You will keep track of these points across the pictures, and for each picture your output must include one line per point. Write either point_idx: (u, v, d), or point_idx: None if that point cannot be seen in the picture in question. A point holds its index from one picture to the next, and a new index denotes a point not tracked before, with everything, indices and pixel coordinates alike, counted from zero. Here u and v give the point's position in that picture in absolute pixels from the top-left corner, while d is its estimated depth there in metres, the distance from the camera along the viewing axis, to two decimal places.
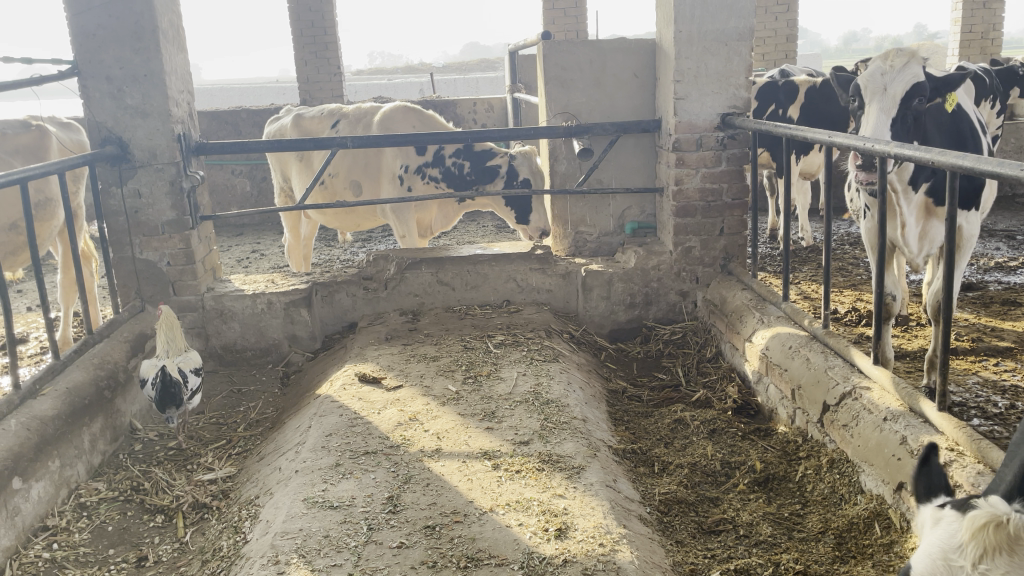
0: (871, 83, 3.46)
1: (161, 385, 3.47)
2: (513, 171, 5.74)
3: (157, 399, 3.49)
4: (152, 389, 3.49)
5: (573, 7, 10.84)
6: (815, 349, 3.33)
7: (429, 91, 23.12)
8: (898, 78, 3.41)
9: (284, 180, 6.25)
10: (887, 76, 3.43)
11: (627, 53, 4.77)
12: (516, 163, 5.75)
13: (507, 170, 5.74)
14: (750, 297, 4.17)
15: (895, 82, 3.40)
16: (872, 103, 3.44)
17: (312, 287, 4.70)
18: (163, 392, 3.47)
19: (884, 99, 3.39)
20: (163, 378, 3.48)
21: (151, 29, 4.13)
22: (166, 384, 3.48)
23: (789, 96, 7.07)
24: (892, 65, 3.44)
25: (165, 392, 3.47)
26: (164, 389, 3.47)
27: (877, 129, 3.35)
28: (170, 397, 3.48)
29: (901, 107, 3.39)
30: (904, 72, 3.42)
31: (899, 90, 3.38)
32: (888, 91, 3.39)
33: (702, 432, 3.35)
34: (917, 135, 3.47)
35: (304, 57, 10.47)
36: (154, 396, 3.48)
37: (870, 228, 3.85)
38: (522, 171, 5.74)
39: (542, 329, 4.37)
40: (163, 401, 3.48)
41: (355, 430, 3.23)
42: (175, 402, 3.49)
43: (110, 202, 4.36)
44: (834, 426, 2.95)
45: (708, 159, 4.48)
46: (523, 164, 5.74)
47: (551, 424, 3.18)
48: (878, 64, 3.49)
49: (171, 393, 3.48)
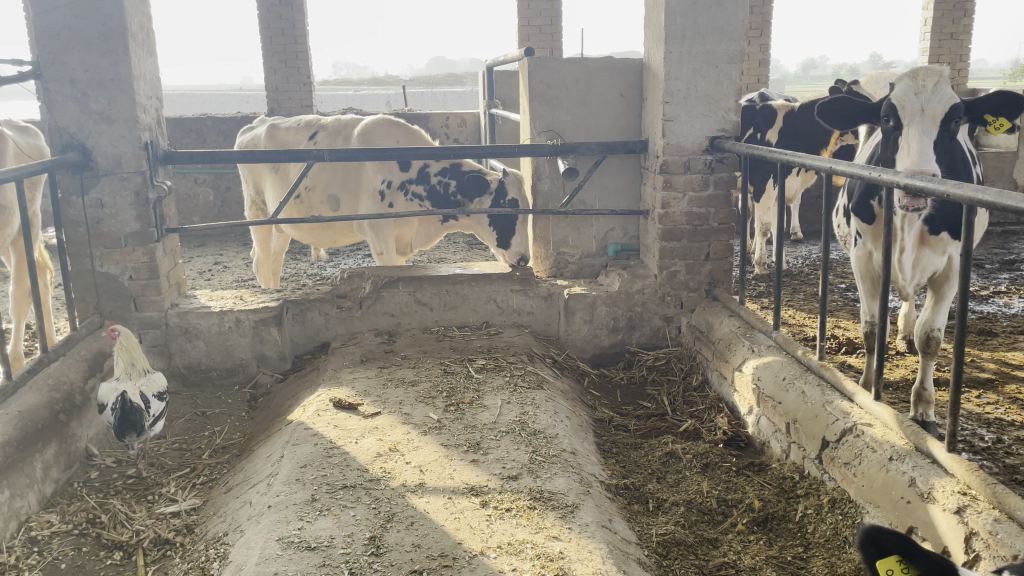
0: (906, 104, 3.35)
1: (123, 410, 3.23)
2: (502, 189, 5.54)
3: (116, 424, 3.24)
4: (113, 414, 3.24)
5: (548, 24, 10.79)
6: (810, 381, 3.24)
7: (397, 104, 22.98)
8: (933, 98, 3.32)
9: (256, 192, 6.04)
10: (922, 96, 3.33)
11: (614, 73, 4.67)
12: (507, 182, 5.57)
13: (497, 188, 5.56)
14: (738, 325, 4.07)
15: (932, 103, 3.30)
16: (910, 125, 3.31)
17: (283, 304, 4.50)
18: (125, 417, 3.23)
19: (924, 120, 3.27)
20: (125, 402, 3.24)
21: (119, 31, 3.93)
22: (128, 408, 3.24)
23: (767, 120, 7.07)
24: (924, 85, 3.34)
25: (127, 417, 3.23)
26: (126, 413, 3.23)
27: (922, 150, 3.22)
28: (131, 422, 3.23)
29: (941, 128, 3.28)
30: (938, 93, 3.32)
31: (938, 111, 3.27)
32: (927, 112, 3.28)
33: (694, 466, 3.24)
34: (949, 156, 3.36)
35: (273, 65, 10.24)
36: (114, 420, 3.24)
37: (862, 255, 3.80)
38: (512, 190, 5.56)
39: (524, 353, 4.23)
40: (124, 427, 3.23)
41: (332, 462, 3.04)
42: (136, 427, 3.24)
43: (69, 212, 4.11)
44: (834, 464, 2.85)
45: (695, 182, 4.40)
46: (513, 183, 5.55)
47: (540, 457, 3.02)
48: (909, 83, 3.39)
49: (131, 418, 3.23)
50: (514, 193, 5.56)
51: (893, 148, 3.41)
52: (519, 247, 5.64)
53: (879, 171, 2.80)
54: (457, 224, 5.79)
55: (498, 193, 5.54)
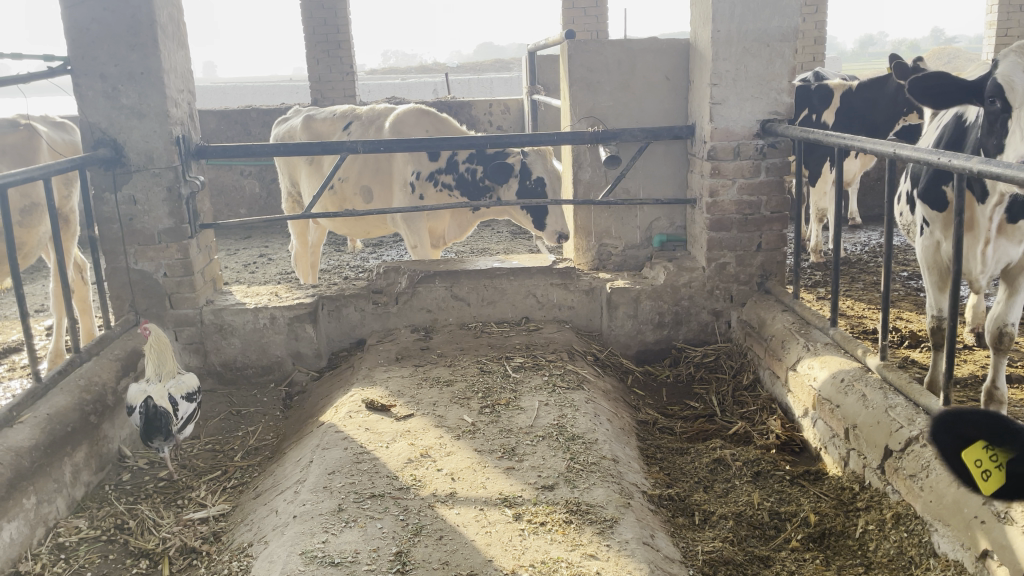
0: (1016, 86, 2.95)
1: (154, 416, 3.20)
2: (526, 170, 5.40)
3: (144, 429, 3.21)
4: (142, 418, 3.20)
5: (593, 6, 10.52)
6: (871, 385, 3.00)
7: (443, 91, 22.92)
8: None
9: (292, 184, 5.98)
10: None
11: (657, 54, 4.45)
12: (528, 161, 5.40)
13: (521, 170, 5.40)
14: (792, 321, 3.82)
15: None
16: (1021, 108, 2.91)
17: (318, 300, 4.39)
18: (156, 423, 3.20)
19: None
20: (158, 409, 3.21)
21: (148, 24, 3.85)
22: (160, 414, 3.21)
23: (823, 102, 6.72)
24: None
25: (157, 423, 3.20)
26: (158, 419, 3.20)
27: None
28: (161, 428, 3.21)
29: None
30: None
31: None
32: None
33: (745, 474, 3.03)
34: None
35: (316, 56, 10.20)
36: (142, 425, 3.20)
37: (926, 245, 3.57)
38: (536, 169, 5.39)
39: (564, 351, 4.05)
40: (151, 431, 3.20)
41: (360, 468, 2.92)
42: (166, 433, 3.22)
43: (103, 209, 4.07)
44: (899, 476, 2.62)
45: (745, 169, 4.15)
46: (535, 163, 5.39)
47: (578, 465, 2.86)
48: (1015, 60, 3.01)
49: (161, 426, 3.21)
50: (540, 173, 5.39)
51: (998, 135, 3.03)
52: (554, 227, 5.49)
53: (950, 155, 2.54)
54: (489, 210, 5.63)
55: (523, 175, 5.39)
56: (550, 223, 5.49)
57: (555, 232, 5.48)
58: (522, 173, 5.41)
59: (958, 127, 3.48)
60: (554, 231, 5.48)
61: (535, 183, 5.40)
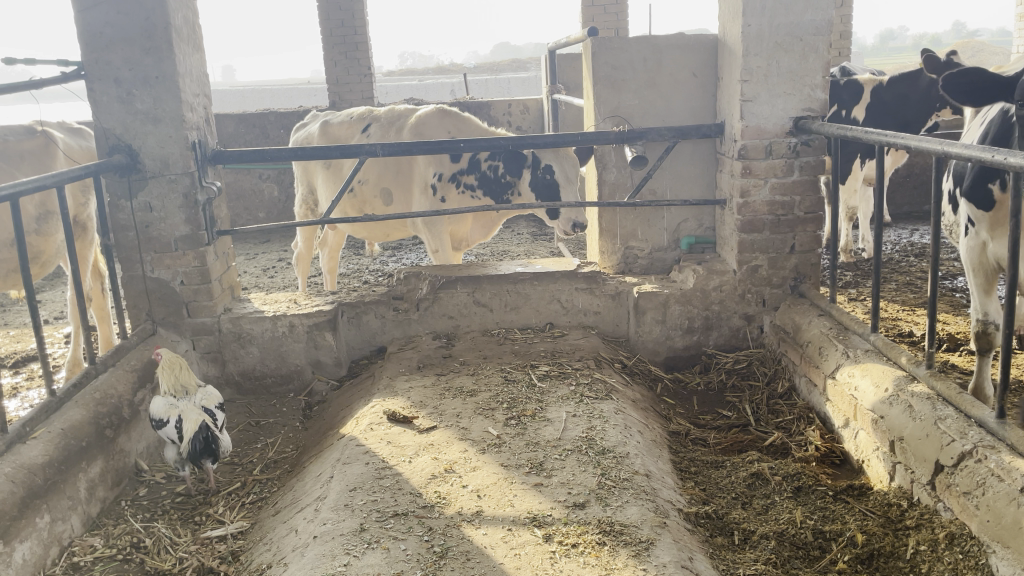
0: None
1: (204, 440, 3.17)
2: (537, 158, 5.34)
3: (190, 452, 3.15)
4: (191, 442, 3.14)
5: (613, 4, 10.37)
6: (918, 394, 2.85)
7: (461, 92, 22.84)
8: None
9: (308, 190, 5.90)
10: None
11: (685, 50, 4.30)
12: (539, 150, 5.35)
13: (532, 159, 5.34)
14: (830, 326, 3.66)
15: None
16: None
17: (338, 307, 4.30)
18: (205, 446, 3.17)
19: None
20: (207, 432, 3.18)
21: (163, 27, 3.76)
22: (209, 436, 3.18)
23: (853, 97, 6.54)
24: None
25: (207, 446, 3.18)
26: (208, 443, 3.17)
27: None
28: (210, 450, 3.19)
29: None
30: None
31: None
32: None
33: (785, 490, 2.89)
34: None
35: (334, 58, 10.13)
36: (192, 448, 3.15)
37: (969, 246, 3.42)
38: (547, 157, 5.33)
39: (590, 358, 3.92)
40: (200, 455, 3.17)
41: (383, 485, 2.80)
42: (213, 455, 3.21)
43: (119, 216, 4.00)
44: (951, 492, 2.48)
45: (778, 168, 4.00)
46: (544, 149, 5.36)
47: (610, 482, 2.73)
48: None
49: (210, 449, 3.19)
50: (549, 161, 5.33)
51: None
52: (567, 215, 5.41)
53: (1004, 153, 2.38)
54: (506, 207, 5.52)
55: (534, 164, 5.32)
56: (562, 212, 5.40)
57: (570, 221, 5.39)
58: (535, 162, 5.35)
59: (1004, 123, 3.27)
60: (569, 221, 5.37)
61: (546, 173, 5.32)
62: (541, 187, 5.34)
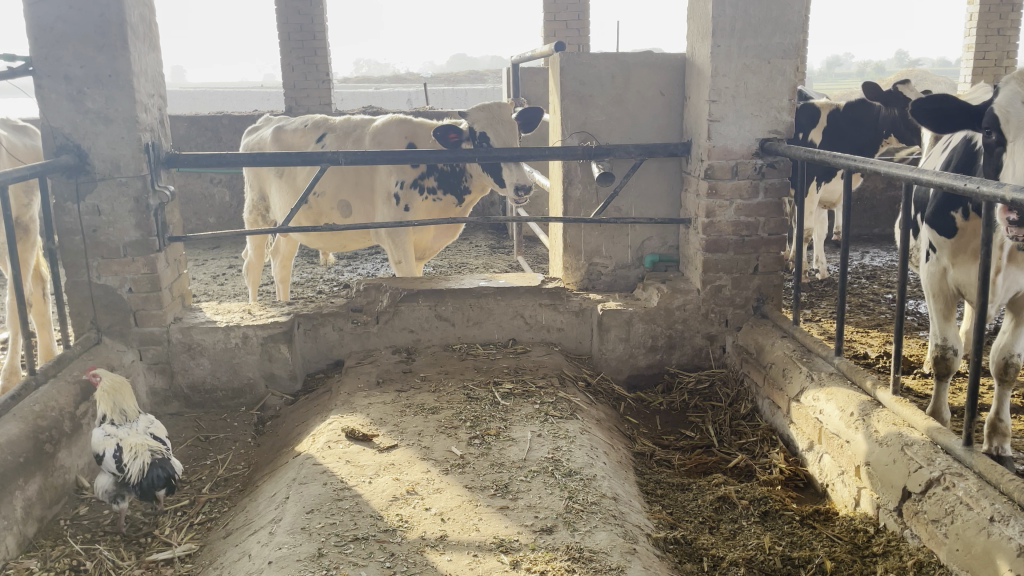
0: (1012, 115, 2.88)
1: (161, 472, 3.04)
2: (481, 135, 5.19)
3: (144, 483, 3.00)
4: (145, 473, 3.00)
5: (575, 19, 10.41)
6: (884, 419, 2.84)
7: (417, 101, 22.73)
8: None
9: (259, 196, 5.74)
10: None
11: (653, 69, 4.30)
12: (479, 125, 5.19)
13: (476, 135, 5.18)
14: (793, 348, 3.67)
15: None
16: (1017, 140, 2.84)
17: (294, 319, 4.16)
18: (162, 479, 3.05)
19: None
20: (162, 464, 3.05)
21: (118, 24, 3.61)
22: (165, 467, 3.06)
23: (811, 121, 6.63)
24: None
25: (164, 480, 3.05)
26: (164, 476, 3.05)
27: None
28: (167, 482, 3.06)
29: None
30: None
31: None
32: None
33: (752, 514, 2.87)
34: None
35: (291, 62, 9.96)
36: (149, 477, 3.01)
37: (930, 271, 3.45)
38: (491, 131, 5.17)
39: (554, 376, 3.86)
40: (156, 485, 3.03)
41: (341, 507, 2.69)
42: (169, 487, 3.08)
43: (65, 219, 3.81)
44: (920, 520, 2.48)
45: (743, 189, 4.01)
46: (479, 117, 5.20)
47: (577, 506, 2.66)
48: (1015, 87, 2.94)
49: (167, 481, 3.06)
50: (483, 127, 5.20)
51: (999, 165, 2.94)
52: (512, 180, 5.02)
53: (978, 182, 2.35)
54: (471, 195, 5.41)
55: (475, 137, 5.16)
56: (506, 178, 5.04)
57: (513, 183, 4.98)
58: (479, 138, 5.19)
59: (967, 151, 3.33)
60: (511, 183, 5.00)
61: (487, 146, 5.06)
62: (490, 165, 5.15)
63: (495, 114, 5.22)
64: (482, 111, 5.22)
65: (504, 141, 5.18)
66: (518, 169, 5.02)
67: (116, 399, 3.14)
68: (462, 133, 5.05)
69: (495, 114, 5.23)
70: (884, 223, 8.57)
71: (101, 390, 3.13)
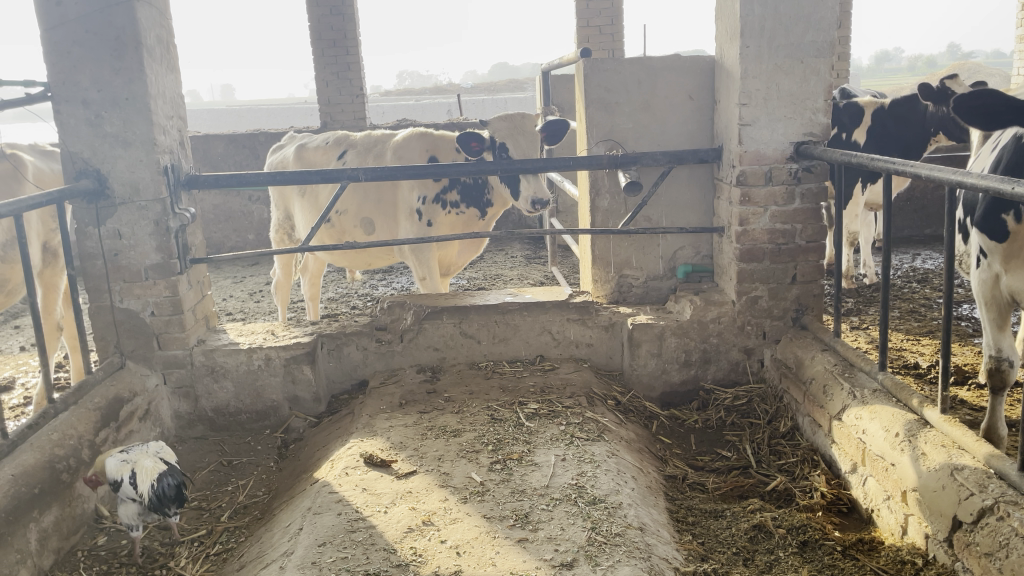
0: None
1: (171, 482, 2.97)
2: (502, 146, 5.18)
3: (157, 497, 2.92)
4: (158, 482, 2.93)
5: (609, 24, 10.26)
6: (932, 441, 2.64)
7: (456, 111, 22.78)
8: None
9: (285, 215, 5.72)
10: None
11: (681, 72, 4.14)
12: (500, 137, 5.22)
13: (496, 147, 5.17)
14: (834, 362, 3.46)
15: None
16: None
17: (317, 339, 4.10)
18: (174, 490, 2.97)
19: None
20: (174, 476, 3.00)
21: (133, 46, 3.58)
22: (176, 479, 3.00)
23: (853, 120, 6.36)
24: None
25: (176, 491, 2.98)
26: (177, 487, 2.98)
27: None
28: (179, 495, 2.98)
29: None
30: None
31: None
32: None
33: (790, 545, 2.69)
34: None
35: (326, 78, 9.99)
36: (162, 492, 2.93)
37: (980, 279, 3.23)
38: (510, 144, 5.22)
39: (582, 395, 3.72)
40: (169, 499, 2.95)
41: (354, 539, 2.58)
42: (180, 501, 2.99)
43: (86, 244, 3.79)
44: (973, 553, 2.27)
45: (778, 195, 3.82)
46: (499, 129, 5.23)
47: (600, 538, 2.51)
48: None
49: (179, 493, 2.99)
50: (503, 138, 5.25)
51: None
52: (528, 192, 5.02)
53: None
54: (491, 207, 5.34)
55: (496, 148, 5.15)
56: (523, 189, 5.03)
57: (529, 196, 4.99)
58: (500, 150, 5.16)
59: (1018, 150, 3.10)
60: (529, 196, 5.00)
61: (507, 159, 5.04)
62: (510, 178, 5.08)
63: (517, 124, 5.28)
64: (504, 122, 5.28)
65: (524, 151, 5.26)
66: (535, 182, 4.98)
67: None
68: (484, 142, 4.94)
69: (517, 124, 5.28)
70: (935, 223, 8.21)
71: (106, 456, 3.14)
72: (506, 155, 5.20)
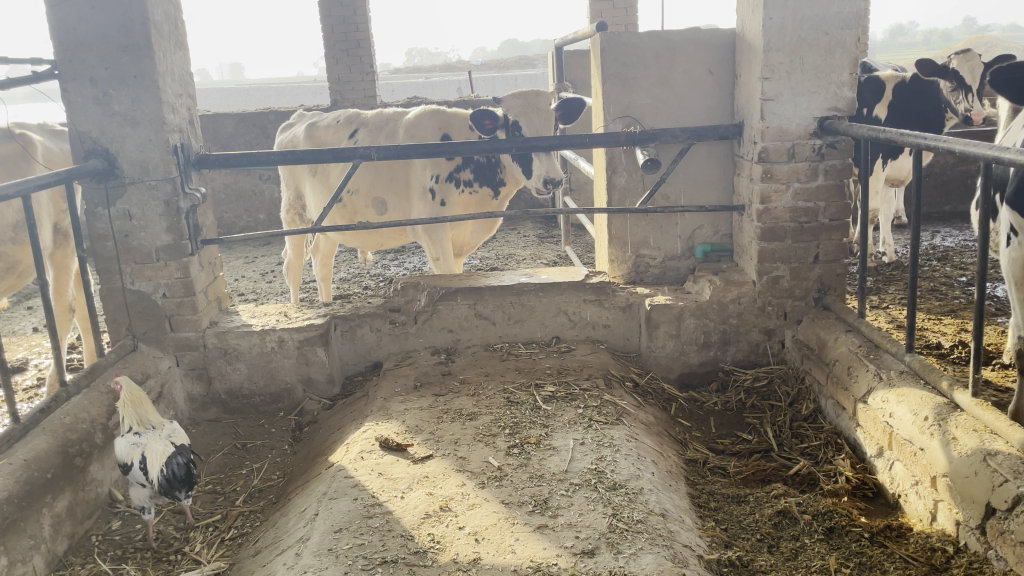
0: None
1: (181, 463, 2.95)
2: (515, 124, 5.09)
3: (167, 481, 2.91)
4: (167, 467, 2.91)
5: None
6: (963, 425, 2.56)
7: (467, 89, 22.59)
8: None
9: (295, 195, 5.65)
10: None
11: (701, 46, 4.02)
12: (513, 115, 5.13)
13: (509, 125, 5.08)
14: (858, 343, 3.37)
15: None
16: None
17: (331, 320, 4.04)
18: (184, 471, 2.95)
19: None
20: (183, 455, 2.97)
21: (141, 23, 3.51)
22: (185, 459, 2.98)
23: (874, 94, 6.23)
24: None
25: (186, 472, 2.95)
26: (186, 467, 2.96)
27: None
28: (188, 476, 2.96)
29: None
30: None
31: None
32: None
33: (816, 532, 2.63)
34: None
35: (336, 55, 9.88)
36: (172, 475, 2.91)
37: (1013, 258, 3.10)
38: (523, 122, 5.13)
39: (599, 377, 3.65)
40: (178, 482, 2.93)
41: (371, 526, 2.54)
42: (190, 483, 2.97)
43: (96, 225, 3.74)
44: (1008, 541, 2.21)
45: (801, 172, 3.72)
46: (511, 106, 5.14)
47: (622, 524, 2.46)
48: None
49: (189, 474, 2.97)
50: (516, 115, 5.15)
51: None
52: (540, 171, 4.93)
53: None
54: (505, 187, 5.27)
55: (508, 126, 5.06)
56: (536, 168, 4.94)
57: (542, 175, 4.90)
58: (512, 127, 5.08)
59: None
60: (541, 175, 4.91)
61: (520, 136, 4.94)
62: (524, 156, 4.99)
63: (530, 101, 5.18)
64: (516, 99, 5.19)
65: (536, 129, 5.16)
66: (548, 161, 4.89)
67: (141, 410, 3.06)
68: (498, 119, 4.86)
69: (530, 102, 5.18)
70: (955, 200, 8.07)
71: (122, 404, 3.03)
72: (519, 133, 5.11)
